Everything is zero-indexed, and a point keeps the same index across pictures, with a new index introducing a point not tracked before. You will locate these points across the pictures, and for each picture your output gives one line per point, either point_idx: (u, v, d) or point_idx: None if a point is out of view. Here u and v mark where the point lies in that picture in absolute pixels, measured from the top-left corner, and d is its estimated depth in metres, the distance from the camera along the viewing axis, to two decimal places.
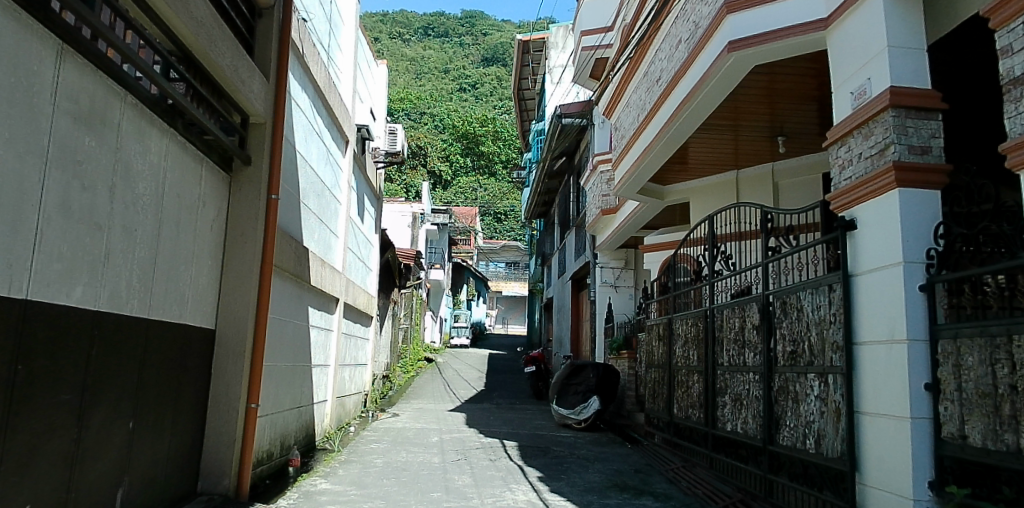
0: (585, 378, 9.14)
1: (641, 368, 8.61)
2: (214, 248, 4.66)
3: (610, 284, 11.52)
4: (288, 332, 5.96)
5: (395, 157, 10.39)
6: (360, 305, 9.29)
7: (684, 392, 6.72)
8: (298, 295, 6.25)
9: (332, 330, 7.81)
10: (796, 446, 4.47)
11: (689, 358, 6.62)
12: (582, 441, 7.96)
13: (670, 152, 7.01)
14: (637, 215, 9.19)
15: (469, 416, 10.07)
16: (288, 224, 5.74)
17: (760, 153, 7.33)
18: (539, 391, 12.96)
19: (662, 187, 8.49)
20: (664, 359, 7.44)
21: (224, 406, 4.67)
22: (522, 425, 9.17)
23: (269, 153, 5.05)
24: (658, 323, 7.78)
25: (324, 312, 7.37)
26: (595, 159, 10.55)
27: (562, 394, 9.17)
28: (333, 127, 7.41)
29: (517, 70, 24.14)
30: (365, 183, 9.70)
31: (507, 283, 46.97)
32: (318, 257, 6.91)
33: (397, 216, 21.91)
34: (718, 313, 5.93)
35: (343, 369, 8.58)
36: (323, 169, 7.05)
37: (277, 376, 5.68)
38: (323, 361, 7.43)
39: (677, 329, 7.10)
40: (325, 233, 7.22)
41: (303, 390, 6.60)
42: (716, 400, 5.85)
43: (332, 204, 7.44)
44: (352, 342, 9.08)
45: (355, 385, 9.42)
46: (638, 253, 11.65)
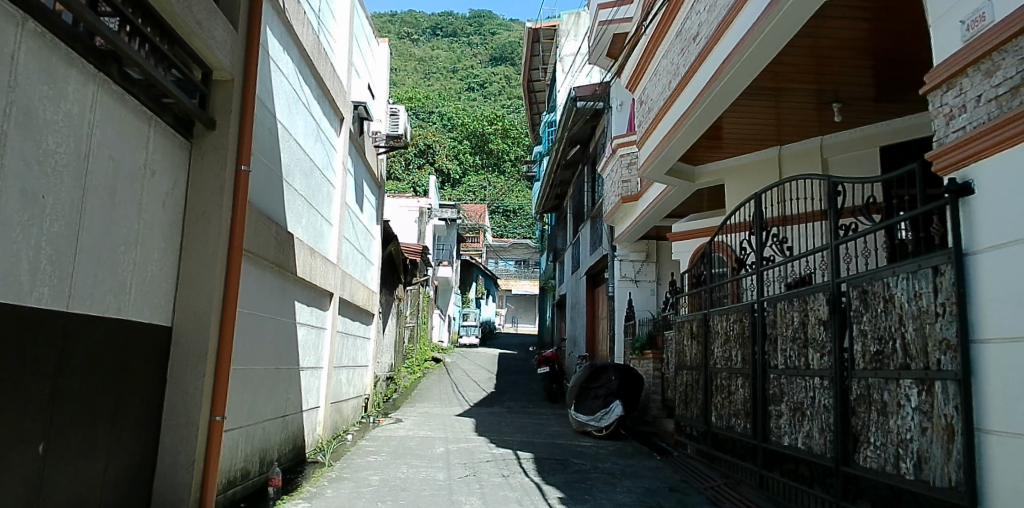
0: (606, 381, 8.30)
1: (669, 370, 7.75)
2: (168, 228, 3.84)
3: (630, 278, 10.64)
4: (269, 330, 5.15)
5: (398, 141, 9.57)
6: (359, 301, 8.49)
7: (724, 399, 5.85)
8: (282, 288, 5.46)
9: (327, 329, 7.03)
10: (884, 470, 3.61)
11: (731, 359, 5.75)
12: (605, 453, 7.11)
13: (706, 123, 6.13)
14: (663, 200, 8.30)
15: (479, 423, 9.24)
16: (266, 204, 4.92)
17: (807, 125, 6.44)
18: (553, 393, 12.11)
19: (693, 167, 7.55)
20: (699, 360, 6.57)
21: (183, 419, 3.86)
22: (537, 433, 8.33)
23: (238, 115, 4.24)
24: (690, 319, 6.91)
25: (316, 310, 6.58)
26: (615, 142, 9.66)
27: (580, 399, 8.31)
28: (324, 102, 6.60)
29: (527, 61, 23.29)
30: (365, 170, 8.90)
31: (516, 280, 46.19)
32: (307, 245, 6.10)
33: (403, 210, 21.13)
34: (770, 307, 5.07)
35: (339, 372, 7.77)
36: (314, 147, 6.24)
37: (253, 382, 4.85)
38: (314, 363, 6.60)
39: (714, 326, 6.24)
40: (316, 220, 6.41)
41: (289, 396, 5.78)
42: (769, 409, 4.99)
43: (324, 187, 6.65)
44: (350, 341, 8.27)
45: (354, 388, 8.62)
46: (660, 245, 10.77)
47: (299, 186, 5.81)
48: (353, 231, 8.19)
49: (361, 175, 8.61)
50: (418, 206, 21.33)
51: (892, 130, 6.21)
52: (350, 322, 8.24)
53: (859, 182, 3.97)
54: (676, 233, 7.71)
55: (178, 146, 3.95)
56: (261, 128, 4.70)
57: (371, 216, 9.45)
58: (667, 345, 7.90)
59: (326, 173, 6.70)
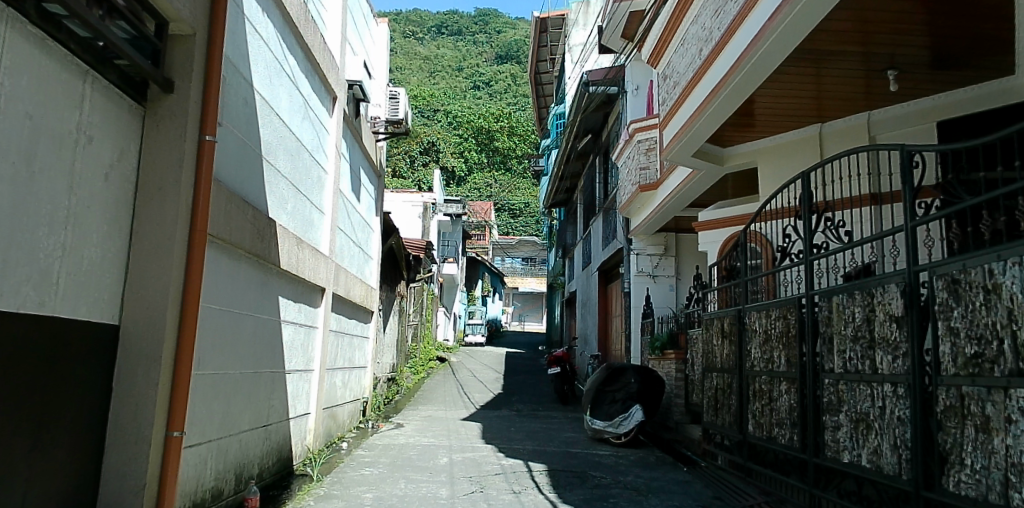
0: (624, 384, 7.57)
1: (694, 372, 7.08)
2: (115, 206, 3.18)
3: (648, 272, 9.96)
4: (246, 328, 4.52)
5: (397, 126, 8.94)
6: (356, 298, 7.85)
7: (765, 407, 5.17)
8: (263, 282, 4.82)
9: (319, 328, 6.38)
10: (983, 500, 2.90)
11: (772, 362, 5.08)
12: (626, 464, 6.43)
13: (742, 96, 5.44)
14: (687, 187, 7.60)
15: (486, 428, 8.58)
16: (241, 183, 4.26)
17: (854, 99, 5.75)
18: (564, 395, 11.45)
19: (722, 148, 6.86)
20: (731, 361, 5.90)
21: (132, 435, 3.20)
22: (549, 440, 7.67)
23: (202, 77, 3.58)
24: (720, 317, 6.24)
25: (305, 306, 5.93)
26: (632, 127, 8.97)
27: (597, 404, 7.56)
28: (314, 76, 5.94)
29: (535, 52, 22.63)
30: (363, 156, 8.26)
31: (522, 279, 45.65)
32: (294, 233, 5.47)
33: (407, 206, 20.57)
34: (825, 302, 4.39)
35: (333, 375, 7.12)
36: (302, 126, 5.60)
37: (226, 390, 4.22)
38: (304, 366, 5.96)
39: (749, 323, 5.56)
40: (306, 207, 5.77)
41: (271, 403, 5.14)
42: (823, 420, 4.31)
43: (315, 169, 6.02)
44: (345, 341, 7.62)
45: (351, 391, 7.97)
46: (680, 238, 10.09)
47: (284, 167, 5.16)
48: (349, 222, 7.55)
49: (358, 162, 7.97)
50: (422, 201, 20.72)
51: (949, 103, 5.58)
52: (346, 320, 7.58)
53: (926, 150, 3.32)
54: (702, 221, 6.97)
55: (126, 109, 3.28)
56: (232, 97, 4.03)
57: (369, 206, 8.82)
58: (692, 345, 7.22)
59: (317, 155, 6.05)
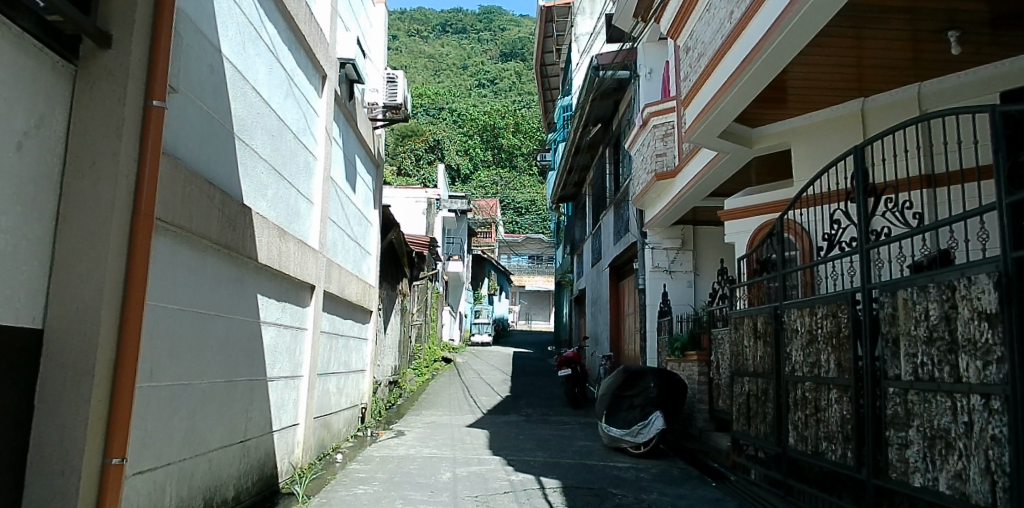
0: (643, 389, 6.95)
1: (721, 376, 6.44)
2: (32, 183, 2.57)
3: (664, 268, 9.29)
4: (216, 332, 3.91)
5: (395, 112, 8.39)
6: (352, 296, 7.26)
7: (810, 418, 4.55)
8: (237, 278, 4.22)
9: (309, 329, 5.77)
10: None
11: (819, 365, 4.45)
12: (649, 479, 5.80)
13: (780, 64, 4.79)
14: (710, 173, 6.94)
15: (493, 436, 7.98)
16: (207, 164, 3.66)
17: (903, 69, 5.10)
18: (575, 398, 10.82)
19: (750, 129, 6.18)
20: (767, 365, 5.27)
21: (57, 465, 2.59)
22: (561, 450, 7.05)
23: (149, 32, 2.98)
24: (752, 314, 5.60)
25: (292, 307, 5.32)
26: (648, 110, 8.33)
27: (613, 410, 6.94)
28: (297, 50, 5.33)
29: (540, 43, 22.05)
30: (358, 143, 7.65)
31: (529, 277, 45.06)
32: (277, 224, 4.88)
33: (409, 202, 19.99)
34: (889, 297, 3.75)
35: (326, 381, 6.52)
36: (284, 104, 4.99)
37: (191, 404, 3.63)
38: (291, 372, 5.36)
39: (789, 322, 4.93)
40: (290, 196, 5.16)
41: (251, 416, 4.54)
42: (888, 435, 3.68)
43: (300, 153, 5.41)
44: (340, 343, 7.02)
45: (347, 398, 7.37)
46: (697, 230, 9.45)
47: (262, 148, 4.55)
48: (342, 214, 6.95)
49: (352, 149, 7.36)
50: (425, 196, 20.14)
51: (1013, 70, 4.91)
52: (339, 321, 6.97)
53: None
54: (728, 210, 6.29)
55: (48, 67, 2.67)
56: (190, 60, 3.42)
57: (366, 198, 8.22)
58: (718, 345, 6.58)
59: (302, 138, 5.45)
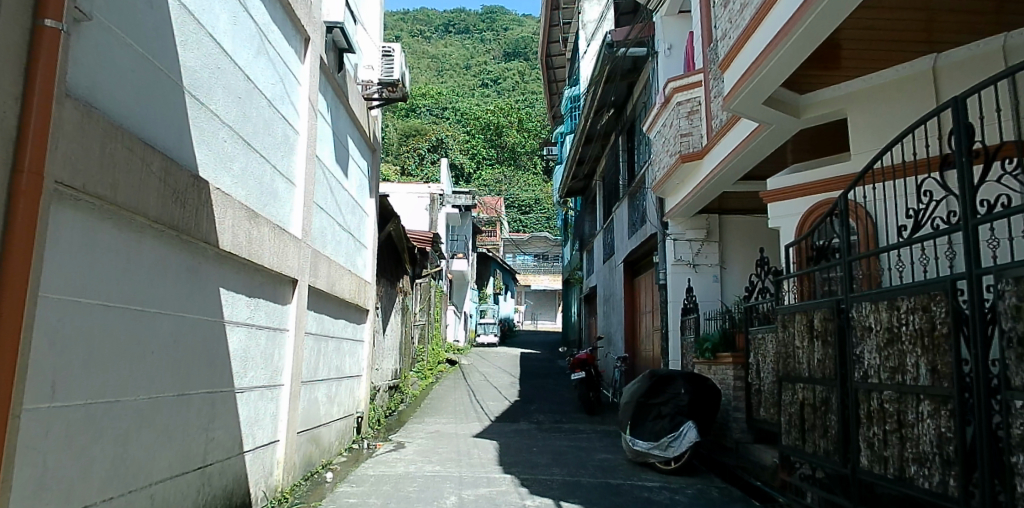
0: (674, 395, 6.13)
1: (766, 381, 5.61)
2: None
3: (687, 262, 8.45)
4: (160, 334, 3.12)
5: (392, 90, 7.63)
6: (344, 293, 6.46)
7: (893, 435, 3.76)
8: (192, 268, 3.43)
9: (290, 331, 4.95)
10: None
11: (905, 370, 3.66)
12: (686, 503, 4.98)
13: (846, 7, 3.92)
14: (746, 152, 6.12)
15: (502, 448, 7.17)
16: (139, 119, 2.87)
17: (982, 16, 4.23)
18: (590, 403, 10.01)
19: (798, 97, 5.31)
20: (829, 370, 4.46)
21: None
22: (580, 466, 6.23)
23: None
24: (807, 310, 4.78)
25: (267, 304, 4.50)
26: (670, 85, 7.51)
27: (639, 420, 6.12)
28: (271, 2, 4.54)
29: (546, 33, 21.32)
30: (350, 122, 6.87)
31: (535, 276, 44.35)
32: (244, 204, 4.06)
33: (412, 197, 19.25)
34: (1007, 285, 2.93)
35: (313, 390, 5.71)
36: (254, 63, 4.21)
37: (126, 426, 2.84)
38: (268, 381, 4.57)
39: (858, 318, 4.11)
40: (260, 172, 4.35)
41: (214, 435, 3.74)
42: (1011, 461, 2.87)
43: (276, 124, 4.62)
44: (330, 346, 6.22)
45: (339, 407, 6.57)
46: (723, 220, 8.61)
47: (223, 110, 3.76)
48: (331, 200, 6.15)
49: (343, 128, 6.59)
50: (428, 192, 19.37)
51: None
52: (329, 321, 6.17)
53: None
54: (771, 191, 5.49)
55: None
56: None
57: (361, 185, 7.45)
58: (762, 346, 5.75)
59: (279, 106, 4.67)
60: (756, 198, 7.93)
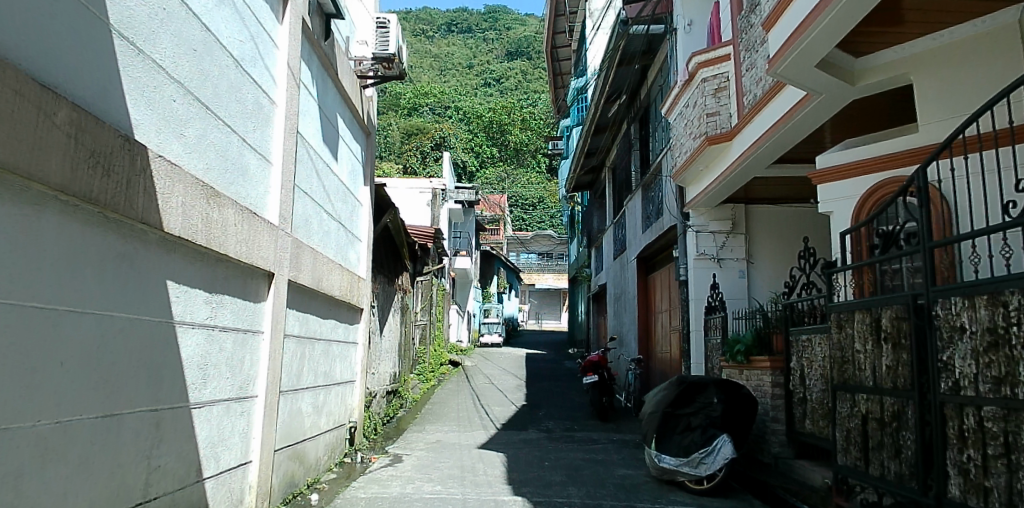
0: (705, 405, 5.39)
1: (818, 389, 4.90)
2: None
3: (711, 256, 7.75)
4: (77, 340, 2.42)
5: (388, 66, 6.94)
6: (333, 289, 5.75)
7: (997, 462, 2.98)
8: (124, 255, 2.73)
9: (265, 333, 4.25)
10: None
11: (1015, 381, 2.89)
12: None
13: None
14: (786, 130, 5.42)
15: (511, 462, 6.46)
16: (33, 58, 2.15)
17: None
18: (603, 409, 9.31)
19: (854, 62, 4.55)
20: (904, 379, 3.72)
21: None
22: (599, 485, 5.52)
23: None
24: (873, 309, 4.05)
25: (233, 301, 3.80)
26: (696, 59, 6.80)
27: (666, 433, 5.41)
28: None
29: (552, 23, 20.66)
30: (340, 100, 6.18)
31: (539, 275, 43.67)
32: (201, 179, 3.34)
33: (414, 193, 18.58)
34: None
35: (296, 400, 5.01)
36: (214, 12, 3.51)
37: (26, 461, 2.15)
38: (238, 393, 3.88)
39: (947, 316, 3.37)
40: (222, 143, 3.64)
41: (160, 463, 3.04)
42: None
43: (243, 89, 3.91)
44: (317, 349, 5.52)
45: (328, 418, 5.88)
46: (749, 211, 7.91)
47: (172, 63, 3.07)
48: (317, 186, 5.45)
49: (332, 105, 5.89)
50: (430, 187, 18.67)
51: None
52: (315, 322, 5.47)
53: None
54: (820, 169, 4.87)
55: None
56: None
57: (354, 170, 6.77)
58: (809, 350, 5.04)
59: (248, 69, 3.98)
60: (788, 186, 7.19)
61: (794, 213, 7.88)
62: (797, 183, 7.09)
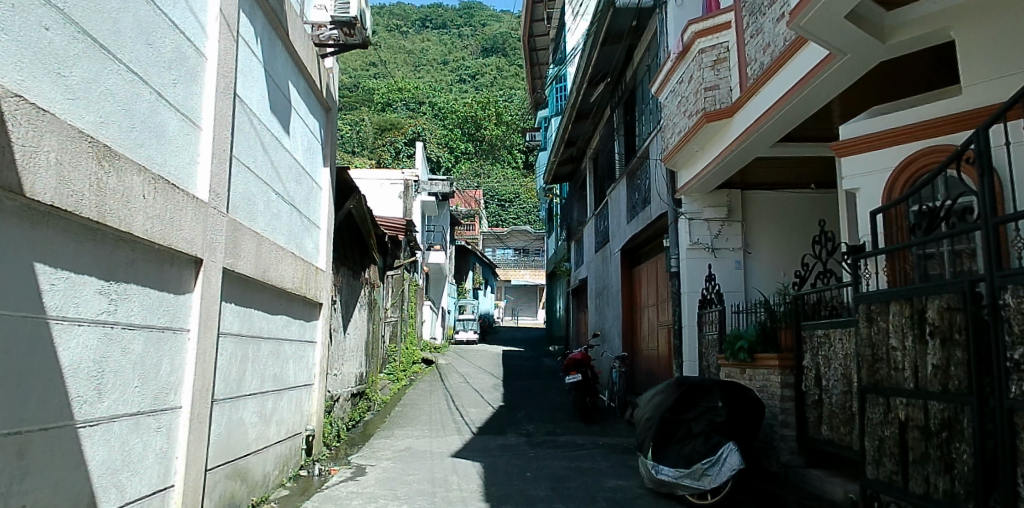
0: (707, 409, 4.76)
1: (842, 391, 4.30)
2: None
3: (706, 245, 7.16)
4: None
5: (350, 33, 6.15)
6: (283, 280, 5.00)
7: None
8: None
9: (191, 332, 3.49)
10: None
11: None
12: None
13: None
14: (799, 101, 4.83)
15: (488, 474, 5.77)
16: None
17: None
18: (587, 411, 8.69)
19: (887, 15, 3.90)
20: (960, 381, 3.09)
21: None
22: (589, 500, 4.86)
23: None
24: (915, 299, 3.45)
25: (143, 292, 3.03)
26: (692, 27, 6.19)
27: (663, 441, 4.78)
28: None
29: (529, 11, 20.06)
30: (293, 66, 5.40)
31: (515, 271, 43.09)
32: (94, 137, 2.58)
33: (385, 184, 17.78)
34: None
35: (237, 410, 4.26)
36: None
37: None
38: (154, 405, 3.12)
39: (1018, 306, 2.72)
40: (126, 93, 2.86)
41: (25, 504, 2.26)
42: None
43: (160, 32, 3.14)
44: (263, 349, 4.75)
45: (279, 427, 5.13)
46: (746, 196, 7.35)
47: None
48: (265, 162, 4.69)
49: (283, 72, 5.12)
50: (402, 178, 17.87)
51: None
52: (261, 318, 4.71)
53: None
54: (845, 139, 4.40)
55: None
56: None
57: (311, 148, 6.01)
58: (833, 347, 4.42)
59: (167, 7, 3.20)
60: (789, 169, 6.65)
61: (792, 200, 7.35)
62: (798, 166, 6.55)
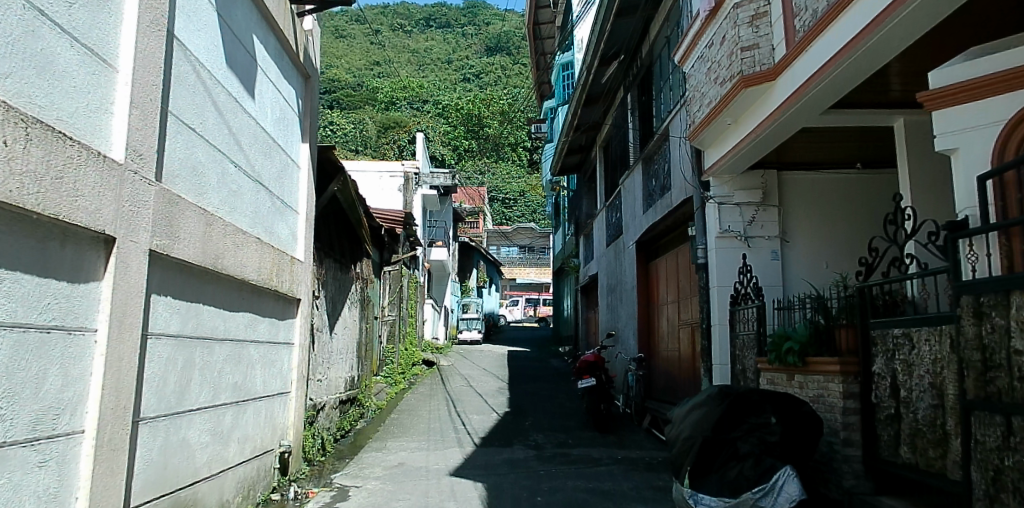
0: (756, 426, 3.91)
1: (933, 404, 3.45)
2: None
3: (738, 233, 6.32)
4: None
5: None
6: (245, 270, 4.19)
7: None
8: None
9: (97, 333, 2.66)
10: None
11: None
12: None
13: None
14: (865, 52, 3.96)
15: (491, 497, 4.95)
16: None
17: None
18: (602, 419, 7.84)
19: None
20: None
21: None
22: None
23: None
24: None
25: (12, 277, 2.19)
26: None
27: (703, 466, 3.94)
28: None
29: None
30: (260, 18, 4.58)
31: None
32: None
33: (385, 177, 17.01)
34: None
35: (178, 429, 3.44)
36: None
37: None
38: (33, 432, 2.29)
39: None
40: None
41: None
42: None
43: None
44: (218, 353, 3.94)
45: (241, 446, 4.32)
46: (782, 178, 6.50)
47: None
48: (218, 126, 3.87)
49: (245, 22, 4.30)
50: (402, 170, 17.11)
51: None
52: (215, 316, 3.90)
53: None
54: (938, 90, 3.55)
55: None
56: None
57: (284, 120, 5.19)
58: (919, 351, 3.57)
59: None
60: (834, 144, 5.80)
61: (834, 181, 6.49)
62: (846, 140, 5.70)
